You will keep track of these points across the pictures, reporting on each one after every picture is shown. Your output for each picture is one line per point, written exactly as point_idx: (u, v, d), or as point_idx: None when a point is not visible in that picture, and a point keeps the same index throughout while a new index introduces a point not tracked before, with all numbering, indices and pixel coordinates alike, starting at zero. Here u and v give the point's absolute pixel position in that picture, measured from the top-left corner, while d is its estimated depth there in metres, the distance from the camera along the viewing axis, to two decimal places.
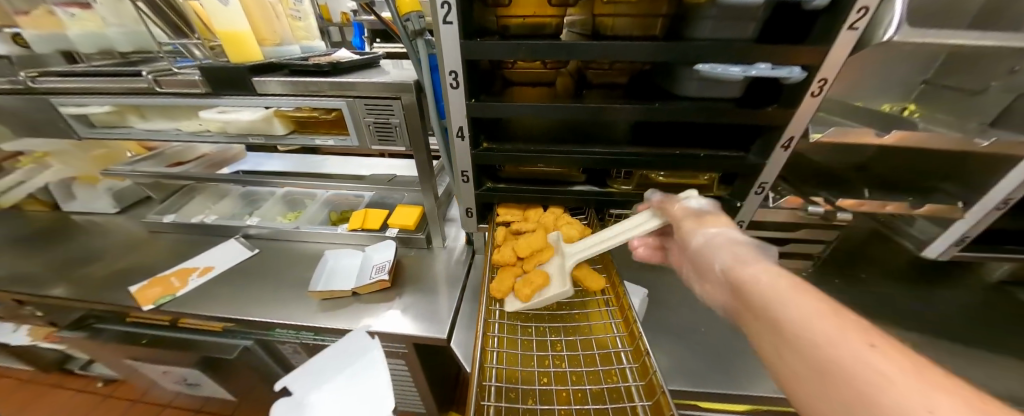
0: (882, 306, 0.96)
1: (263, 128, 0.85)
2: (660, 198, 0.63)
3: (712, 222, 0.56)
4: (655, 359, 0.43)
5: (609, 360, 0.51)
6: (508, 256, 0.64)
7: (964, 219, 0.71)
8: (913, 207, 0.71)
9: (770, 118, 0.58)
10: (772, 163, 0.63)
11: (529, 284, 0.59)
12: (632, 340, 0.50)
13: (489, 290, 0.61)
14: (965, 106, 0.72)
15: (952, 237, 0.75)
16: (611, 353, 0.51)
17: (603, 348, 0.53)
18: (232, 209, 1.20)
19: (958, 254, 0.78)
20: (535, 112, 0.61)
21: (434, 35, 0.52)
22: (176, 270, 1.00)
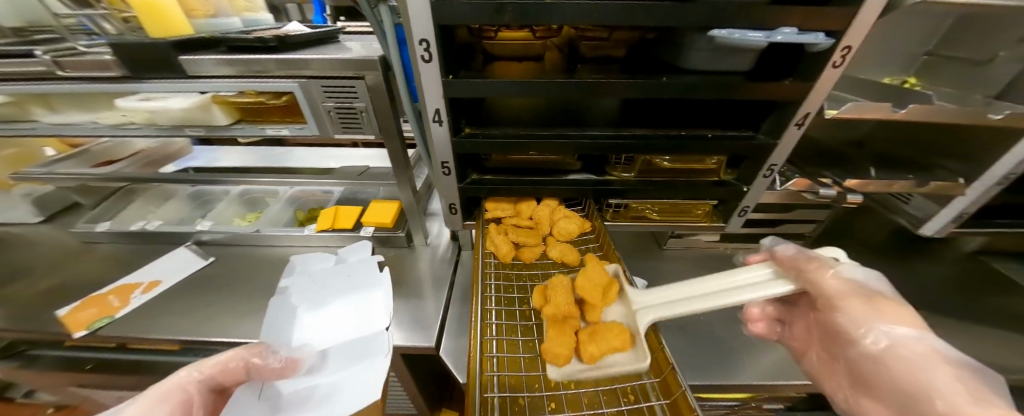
0: None
1: (200, 117, 0.71)
2: (799, 255, 0.52)
3: (892, 313, 0.44)
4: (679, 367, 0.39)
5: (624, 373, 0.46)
6: (564, 298, 0.50)
7: (965, 195, 0.69)
8: (918, 185, 0.69)
9: (784, 93, 0.52)
10: (784, 143, 0.58)
11: (596, 343, 0.45)
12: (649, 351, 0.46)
13: (543, 349, 0.46)
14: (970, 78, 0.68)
15: (950, 214, 0.74)
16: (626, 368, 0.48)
17: None
18: (180, 213, 1.05)
19: (952, 230, 0.77)
20: (523, 90, 0.52)
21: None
22: (113, 287, 0.84)
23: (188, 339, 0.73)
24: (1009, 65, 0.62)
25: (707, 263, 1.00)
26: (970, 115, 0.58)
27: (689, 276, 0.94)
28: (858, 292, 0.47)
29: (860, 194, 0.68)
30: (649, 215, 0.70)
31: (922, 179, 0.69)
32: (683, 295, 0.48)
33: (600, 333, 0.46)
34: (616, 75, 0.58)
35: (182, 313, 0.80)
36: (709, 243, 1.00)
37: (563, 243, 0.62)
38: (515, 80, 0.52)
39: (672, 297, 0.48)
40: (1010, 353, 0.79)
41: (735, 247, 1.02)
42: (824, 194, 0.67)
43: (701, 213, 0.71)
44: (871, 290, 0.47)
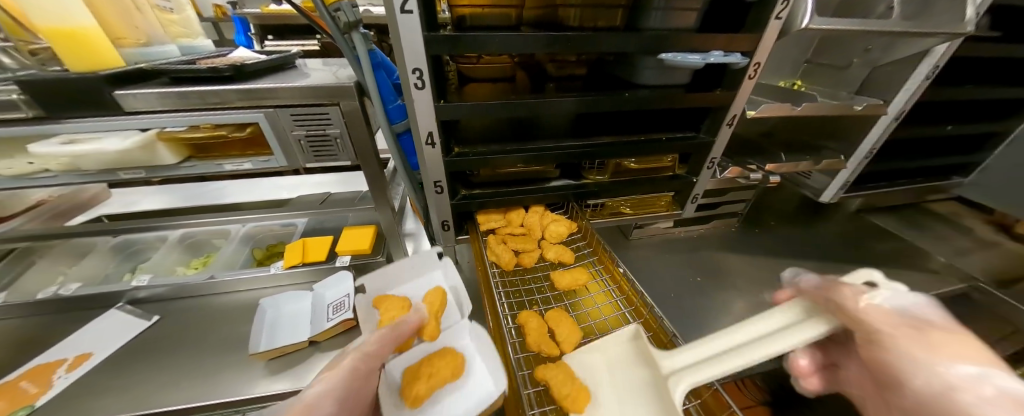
0: (797, 245, 1.16)
1: (142, 158, 0.63)
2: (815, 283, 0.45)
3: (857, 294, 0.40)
4: (674, 328, 0.50)
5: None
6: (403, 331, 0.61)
7: (847, 168, 0.89)
8: (816, 163, 0.86)
9: (718, 100, 0.63)
10: (720, 139, 0.69)
11: (428, 379, 0.55)
12: (651, 327, 0.54)
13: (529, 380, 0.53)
14: (837, 80, 0.87)
15: (838, 184, 0.94)
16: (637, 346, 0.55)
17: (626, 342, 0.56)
18: (103, 269, 0.89)
19: (841, 196, 0.98)
20: (508, 109, 0.57)
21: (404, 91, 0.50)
22: (26, 371, 0.69)
23: (145, 413, 0.63)
24: (861, 69, 0.81)
25: (668, 246, 1.12)
26: (841, 108, 0.76)
27: (654, 261, 1.06)
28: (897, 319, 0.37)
29: (777, 176, 0.84)
30: (621, 210, 0.78)
31: (816, 159, 0.87)
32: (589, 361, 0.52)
33: (429, 374, 0.55)
34: (585, 92, 0.65)
35: (128, 385, 0.68)
36: (666, 229, 1.13)
37: (556, 244, 0.67)
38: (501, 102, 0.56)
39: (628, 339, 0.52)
40: None
41: (687, 230, 1.17)
42: (753, 178, 0.82)
43: (662, 204, 0.81)
44: (910, 316, 0.37)
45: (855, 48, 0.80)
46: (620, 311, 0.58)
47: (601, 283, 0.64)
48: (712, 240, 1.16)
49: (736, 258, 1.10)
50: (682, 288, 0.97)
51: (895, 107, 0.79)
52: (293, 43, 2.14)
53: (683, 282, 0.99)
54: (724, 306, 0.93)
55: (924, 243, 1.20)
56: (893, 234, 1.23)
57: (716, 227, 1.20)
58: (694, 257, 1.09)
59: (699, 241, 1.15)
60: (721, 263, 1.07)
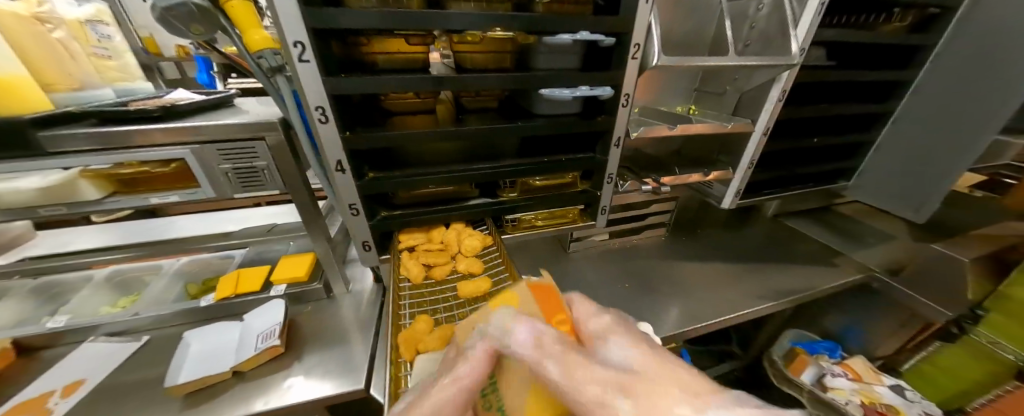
0: (721, 249, 1.27)
1: (62, 194, 0.65)
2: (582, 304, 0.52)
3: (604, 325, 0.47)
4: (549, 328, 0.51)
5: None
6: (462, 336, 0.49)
7: (735, 178, 0.99)
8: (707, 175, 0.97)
9: (601, 124, 0.74)
10: (611, 158, 0.79)
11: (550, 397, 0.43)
12: None
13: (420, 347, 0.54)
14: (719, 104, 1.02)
15: (733, 192, 1.02)
16: None
17: None
18: (21, 313, 0.85)
19: (738, 203, 1.05)
20: (413, 138, 0.64)
21: (312, 133, 0.57)
22: (12, 407, 0.68)
23: None
24: (733, 95, 0.96)
25: (603, 257, 1.20)
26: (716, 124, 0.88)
27: (590, 270, 1.13)
28: (622, 351, 0.43)
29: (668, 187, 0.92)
30: (535, 223, 0.85)
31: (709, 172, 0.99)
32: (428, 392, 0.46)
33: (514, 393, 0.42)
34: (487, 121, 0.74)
35: None
36: (601, 241, 1.22)
37: (470, 257, 0.71)
38: (406, 132, 0.63)
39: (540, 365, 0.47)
40: (801, 279, 1.13)
41: (622, 241, 1.26)
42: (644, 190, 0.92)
43: (575, 216, 0.89)
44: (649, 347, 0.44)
45: (727, 77, 0.96)
46: None
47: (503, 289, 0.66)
48: (645, 249, 1.25)
49: (666, 265, 1.18)
50: (613, 295, 1.04)
51: (755, 124, 0.90)
52: (256, 82, 2.22)
53: (613, 288, 1.07)
54: (653, 310, 1.00)
55: (831, 241, 1.33)
56: (804, 235, 1.36)
57: (649, 237, 1.30)
58: (626, 265, 1.17)
59: (633, 251, 1.24)
60: (651, 269, 1.16)
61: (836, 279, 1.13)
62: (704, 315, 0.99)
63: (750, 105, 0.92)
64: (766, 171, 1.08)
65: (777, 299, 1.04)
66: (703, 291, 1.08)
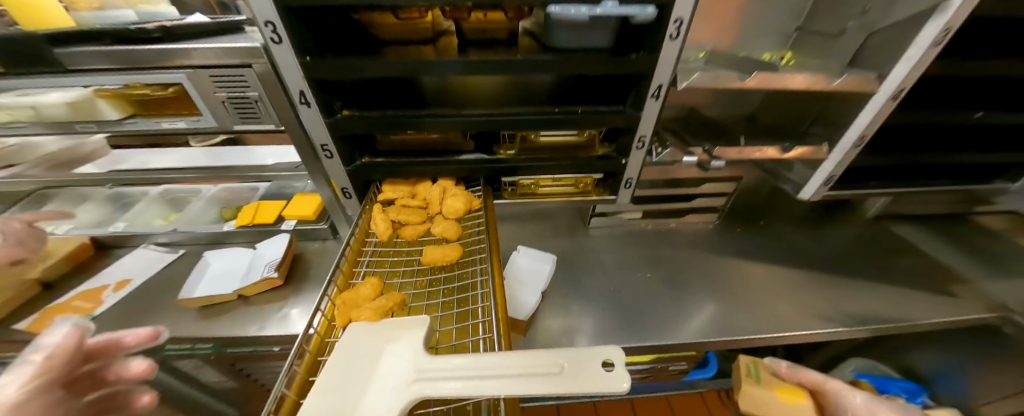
0: (787, 248, 1.00)
1: (88, 111, 0.70)
2: None
3: None
4: (498, 328, 0.38)
5: (466, 334, 0.44)
6: None
7: (828, 158, 0.71)
8: (785, 151, 0.69)
9: (632, 66, 0.54)
10: (645, 115, 0.60)
11: None
12: (490, 311, 0.43)
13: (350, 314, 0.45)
14: (832, 50, 0.72)
15: (822, 177, 0.75)
16: (469, 326, 0.45)
17: (463, 320, 0.46)
18: (97, 216, 0.99)
19: (828, 193, 0.78)
20: (380, 69, 0.51)
21: (267, 57, 0.49)
22: (78, 292, 0.82)
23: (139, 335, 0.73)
24: (857, 35, 0.66)
25: (630, 238, 1.03)
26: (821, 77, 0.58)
27: (610, 251, 0.98)
28: None
29: (724, 161, 0.69)
30: (538, 190, 0.71)
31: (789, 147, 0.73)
32: (340, 372, 0.37)
33: None
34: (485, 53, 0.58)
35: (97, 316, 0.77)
36: (630, 220, 1.04)
37: (450, 220, 0.61)
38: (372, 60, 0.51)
39: (472, 370, 0.34)
40: (896, 303, 0.85)
41: (657, 223, 1.06)
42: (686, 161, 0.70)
43: (590, 187, 0.73)
44: None
45: (854, 7, 0.65)
46: (474, 290, 0.49)
47: (475, 263, 0.54)
48: (686, 236, 1.05)
49: (705, 258, 0.98)
50: (628, 283, 0.89)
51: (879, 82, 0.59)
52: None
53: (630, 276, 0.91)
54: (677, 307, 0.84)
55: (957, 260, 0.98)
56: (921, 246, 1.01)
57: (694, 221, 1.07)
58: (654, 251, 0.99)
59: (670, 236, 1.05)
60: (686, 260, 0.97)
61: (955, 312, 0.82)
62: (740, 326, 0.80)
63: (879, 51, 0.61)
64: (880, 154, 0.77)
65: (851, 325, 0.80)
66: (749, 297, 0.87)
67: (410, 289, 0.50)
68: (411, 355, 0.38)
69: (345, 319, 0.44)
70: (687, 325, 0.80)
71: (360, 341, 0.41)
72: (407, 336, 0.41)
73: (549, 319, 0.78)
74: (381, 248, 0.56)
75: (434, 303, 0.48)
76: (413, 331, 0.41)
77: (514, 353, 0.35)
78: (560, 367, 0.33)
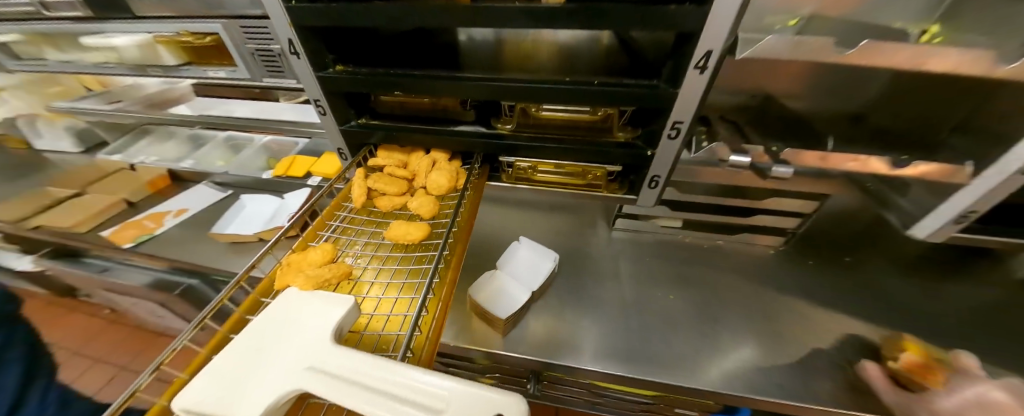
0: (879, 296, 0.75)
1: (154, 57, 0.80)
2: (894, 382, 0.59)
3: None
4: (408, 333, 0.32)
5: (396, 326, 0.39)
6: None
7: (968, 189, 0.47)
8: (897, 165, 0.49)
9: (669, 24, 0.40)
10: (683, 94, 0.45)
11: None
12: (422, 307, 0.37)
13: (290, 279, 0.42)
14: None
15: (950, 212, 0.52)
16: (403, 317, 0.39)
17: (400, 309, 0.41)
18: (177, 152, 1.16)
19: (961, 234, 0.54)
20: (362, 18, 0.46)
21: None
22: (148, 214, 0.96)
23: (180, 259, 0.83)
24: None
25: (660, 249, 0.87)
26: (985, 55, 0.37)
27: (631, 259, 0.84)
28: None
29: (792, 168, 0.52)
30: (536, 176, 0.63)
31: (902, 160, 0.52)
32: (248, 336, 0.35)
33: None
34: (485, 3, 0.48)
35: (156, 237, 0.90)
36: (665, 227, 0.88)
37: (431, 196, 0.55)
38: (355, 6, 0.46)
39: (358, 376, 0.29)
40: None
41: (698, 236, 0.88)
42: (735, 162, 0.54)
43: (601, 181, 0.61)
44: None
45: None
46: (423, 279, 0.43)
47: (438, 247, 0.47)
48: (735, 257, 0.85)
49: (753, 288, 0.79)
50: (642, 301, 0.76)
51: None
52: None
53: (648, 293, 0.78)
54: (698, 342, 0.69)
55: None
56: None
57: (750, 241, 0.87)
58: (686, 269, 0.83)
59: (713, 254, 0.86)
60: (727, 286, 0.79)
61: None
62: (780, 383, 0.62)
63: None
64: None
65: None
66: (804, 349, 0.67)
67: (364, 263, 0.47)
68: (316, 337, 0.34)
69: (284, 284, 0.41)
70: (706, 366, 0.65)
71: (282, 307, 0.38)
72: (324, 315, 0.36)
73: (537, 321, 0.72)
74: (353, 216, 0.53)
75: (382, 283, 0.44)
76: (331, 312, 0.36)
77: (400, 371, 0.28)
78: (443, 404, 0.26)
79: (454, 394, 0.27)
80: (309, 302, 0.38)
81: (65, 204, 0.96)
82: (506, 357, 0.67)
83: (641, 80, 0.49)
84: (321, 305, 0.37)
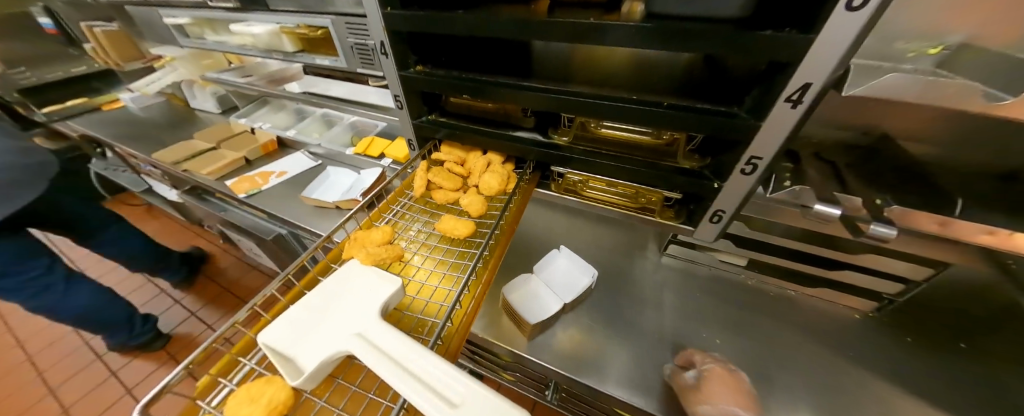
0: (1007, 400, 0.60)
1: (278, 44, 0.95)
2: None
3: None
4: (442, 322, 0.35)
5: (431, 313, 0.42)
6: None
7: None
8: None
9: (760, 53, 0.36)
10: (768, 128, 0.40)
11: None
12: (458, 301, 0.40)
13: (351, 251, 0.48)
14: None
15: None
16: (439, 307, 0.42)
17: (438, 298, 0.44)
18: (286, 122, 1.37)
19: None
20: (446, 26, 0.50)
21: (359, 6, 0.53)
22: (259, 171, 1.15)
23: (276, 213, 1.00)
24: None
25: (712, 286, 0.80)
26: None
27: (678, 290, 0.79)
28: None
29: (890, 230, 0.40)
30: (585, 192, 0.63)
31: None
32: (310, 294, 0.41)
33: None
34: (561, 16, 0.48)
35: (262, 192, 1.08)
36: (724, 262, 0.80)
37: (482, 196, 0.58)
38: (441, 16, 0.49)
39: (391, 352, 0.33)
40: None
41: (767, 281, 0.79)
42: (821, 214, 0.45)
43: (656, 206, 0.58)
44: None
45: None
46: (462, 274, 0.46)
47: (480, 246, 0.50)
48: (805, 312, 0.75)
49: (823, 354, 0.68)
50: (685, 339, 0.71)
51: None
52: None
53: (692, 330, 0.72)
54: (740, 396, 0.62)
55: None
56: None
57: (828, 297, 0.75)
58: (743, 315, 0.75)
59: (778, 303, 0.77)
60: (787, 343, 0.70)
61: None
62: None
63: None
64: None
65: None
66: None
67: (414, 249, 0.51)
68: (362, 307, 0.38)
69: (346, 255, 0.47)
70: None
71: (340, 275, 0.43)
72: (371, 290, 0.40)
73: (567, 334, 0.71)
74: (412, 203, 0.58)
75: (426, 270, 0.48)
76: (378, 287, 0.40)
77: (428, 359, 0.31)
78: (460, 399, 0.29)
79: (470, 390, 0.29)
80: (363, 275, 0.43)
81: (202, 155, 1.20)
82: (530, 360, 0.69)
83: (718, 105, 0.45)
84: (371, 279, 0.42)
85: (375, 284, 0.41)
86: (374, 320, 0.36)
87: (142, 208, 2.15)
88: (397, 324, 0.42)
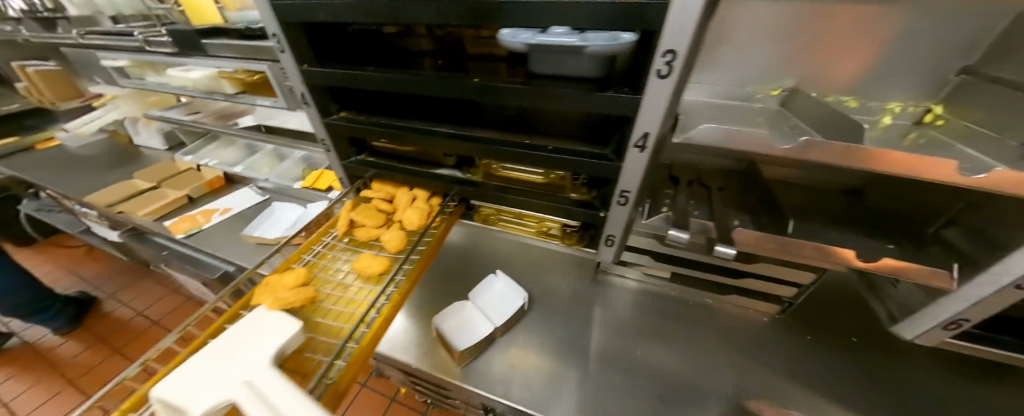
0: (886, 389, 0.67)
1: (218, 86, 0.97)
2: None
3: None
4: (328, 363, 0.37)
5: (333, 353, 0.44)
6: None
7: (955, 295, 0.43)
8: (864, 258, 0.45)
9: (607, 106, 0.43)
10: (629, 167, 0.47)
11: None
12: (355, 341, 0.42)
13: (263, 296, 0.49)
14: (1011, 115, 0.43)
15: (939, 316, 0.46)
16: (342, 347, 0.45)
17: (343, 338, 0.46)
18: (234, 157, 1.35)
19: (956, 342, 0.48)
20: (357, 81, 0.55)
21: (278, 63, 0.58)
22: (202, 210, 1.14)
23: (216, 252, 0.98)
24: None
25: (639, 300, 0.86)
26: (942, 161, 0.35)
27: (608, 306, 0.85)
28: None
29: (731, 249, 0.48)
30: None
31: (879, 251, 0.48)
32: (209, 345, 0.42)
33: None
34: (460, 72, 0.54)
35: (203, 231, 1.07)
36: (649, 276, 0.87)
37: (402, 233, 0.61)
38: (352, 72, 0.55)
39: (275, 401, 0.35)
40: None
41: (687, 292, 0.86)
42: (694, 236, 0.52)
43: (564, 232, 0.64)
44: None
45: None
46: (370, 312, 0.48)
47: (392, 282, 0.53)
48: (721, 320, 0.81)
49: (735, 359, 0.74)
50: (611, 355, 0.75)
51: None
52: None
53: (617, 345, 0.77)
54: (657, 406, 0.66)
55: None
56: None
57: (739, 304, 0.83)
58: (665, 327, 0.80)
59: (697, 312, 0.83)
60: (704, 351, 0.75)
61: None
62: None
63: None
64: None
65: None
66: None
67: (329, 289, 0.53)
68: (258, 355, 0.40)
69: (256, 300, 0.49)
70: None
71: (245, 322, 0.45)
72: (272, 337, 0.42)
73: (498, 359, 0.73)
74: (334, 243, 0.61)
75: (337, 310, 0.50)
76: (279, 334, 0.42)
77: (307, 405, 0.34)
78: None
79: None
80: (268, 322, 0.45)
81: (142, 195, 1.18)
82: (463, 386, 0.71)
83: (595, 147, 0.52)
84: (274, 326, 0.44)
85: (277, 331, 0.43)
86: (267, 369, 0.38)
87: (81, 250, 2.02)
88: (299, 367, 0.43)
